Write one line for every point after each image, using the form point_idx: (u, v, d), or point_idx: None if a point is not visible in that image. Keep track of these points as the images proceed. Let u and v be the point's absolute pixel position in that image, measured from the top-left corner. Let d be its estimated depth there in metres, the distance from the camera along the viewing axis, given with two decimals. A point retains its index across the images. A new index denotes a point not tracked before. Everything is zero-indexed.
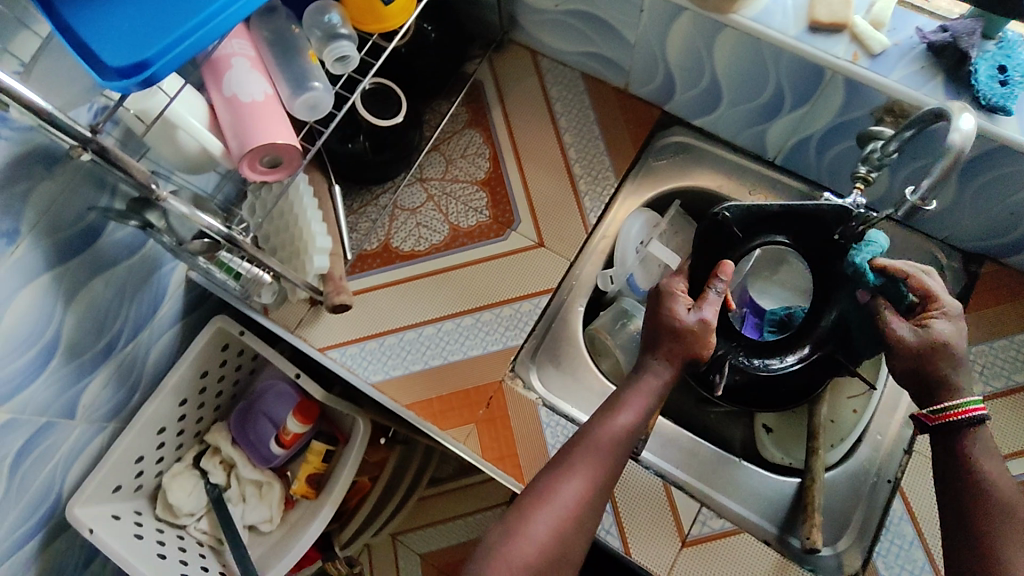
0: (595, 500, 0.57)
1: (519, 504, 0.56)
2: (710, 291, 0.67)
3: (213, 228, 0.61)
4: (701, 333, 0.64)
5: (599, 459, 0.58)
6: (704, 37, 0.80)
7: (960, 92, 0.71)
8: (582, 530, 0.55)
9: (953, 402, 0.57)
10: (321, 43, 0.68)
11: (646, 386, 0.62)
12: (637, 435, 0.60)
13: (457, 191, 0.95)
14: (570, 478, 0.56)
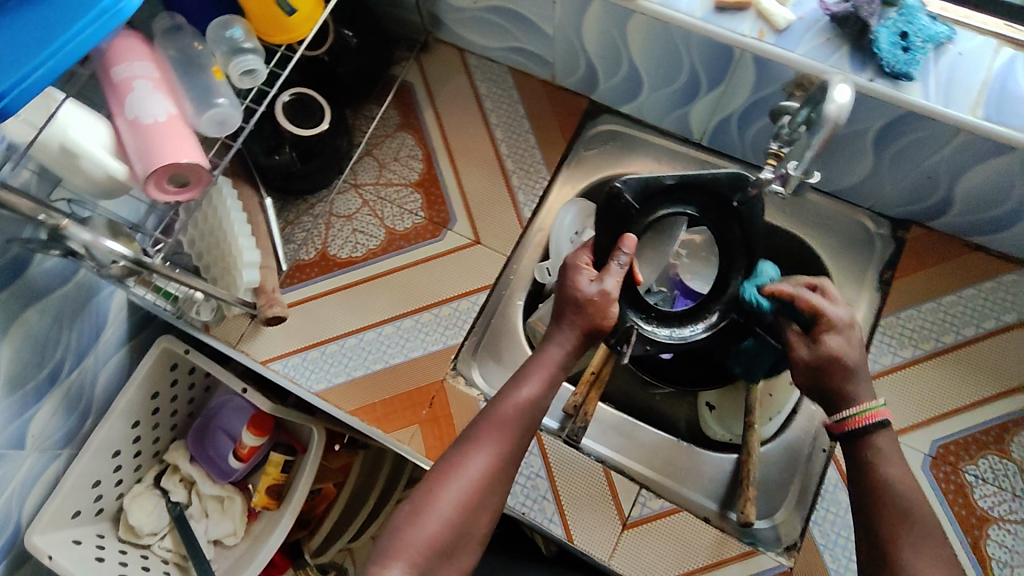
0: (501, 471, 0.60)
1: (429, 479, 0.59)
2: (614, 262, 0.69)
3: (117, 254, 0.62)
4: (601, 303, 0.67)
5: (503, 432, 0.61)
6: (616, 26, 0.80)
7: (865, 63, 0.70)
8: (489, 500, 0.59)
9: (852, 411, 0.62)
10: (226, 57, 0.69)
11: (548, 356, 0.67)
12: (540, 405, 0.64)
13: (392, 194, 0.95)
14: (476, 452, 0.60)
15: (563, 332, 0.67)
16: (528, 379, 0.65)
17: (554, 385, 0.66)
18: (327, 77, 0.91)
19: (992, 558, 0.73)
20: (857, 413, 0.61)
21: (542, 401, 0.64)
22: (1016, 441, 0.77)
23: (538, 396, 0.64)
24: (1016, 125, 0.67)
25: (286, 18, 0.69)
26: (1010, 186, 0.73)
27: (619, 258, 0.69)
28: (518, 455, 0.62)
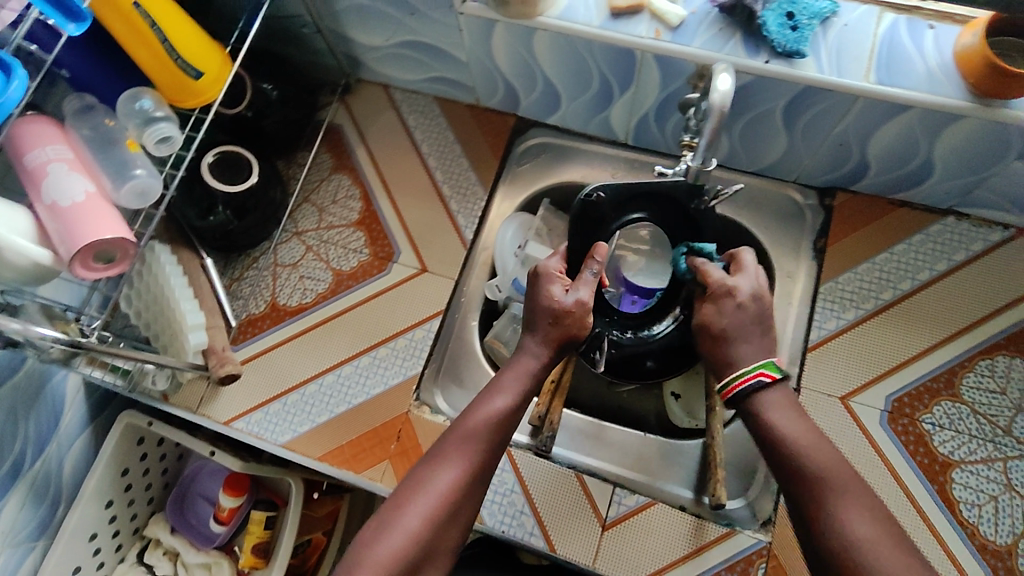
0: (469, 486, 0.60)
1: (395, 498, 0.59)
2: (586, 271, 0.71)
3: (54, 338, 0.62)
4: (578, 313, 0.68)
5: (471, 446, 0.61)
6: (524, 45, 0.81)
7: (759, 46, 0.73)
8: (456, 515, 0.59)
9: (732, 376, 0.62)
10: (140, 129, 0.69)
11: (520, 366, 0.67)
12: (511, 418, 0.64)
13: (334, 237, 0.95)
14: (444, 467, 0.60)
15: (535, 345, 0.68)
16: (499, 392, 0.65)
17: (526, 399, 0.66)
18: (254, 131, 0.92)
19: (959, 501, 0.75)
20: (736, 377, 0.61)
21: (514, 414, 0.64)
22: (965, 384, 0.80)
23: (507, 409, 0.63)
24: (907, 85, 0.69)
25: (195, 82, 0.71)
26: (918, 144, 0.76)
27: (591, 267, 0.71)
28: (487, 470, 0.62)
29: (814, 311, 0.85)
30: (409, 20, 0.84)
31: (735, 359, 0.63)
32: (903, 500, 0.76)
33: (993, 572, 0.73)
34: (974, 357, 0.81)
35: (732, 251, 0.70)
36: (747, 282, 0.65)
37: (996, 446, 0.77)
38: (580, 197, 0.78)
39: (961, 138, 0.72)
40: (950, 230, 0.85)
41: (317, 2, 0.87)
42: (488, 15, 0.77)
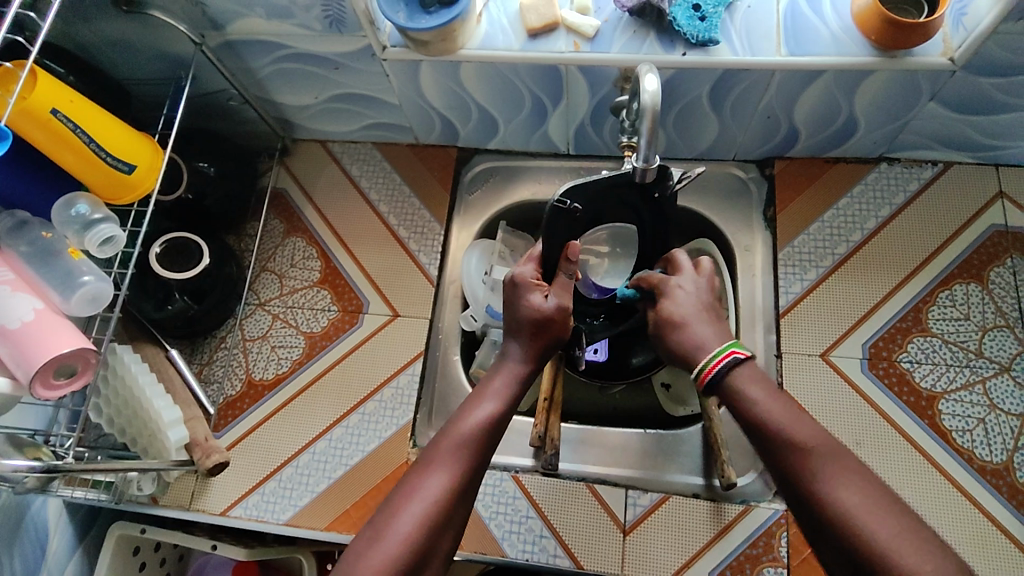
0: (461, 491, 0.57)
1: (387, 506, 0.56)
2: (562, 274, 0.71)
3: (29, 467, 0.58)
4: (560, 317, 0.68)
5: (462, 450, 0.59)
6: (451, 80, 0.82)
7: (673, 40, 0.76)
8: (450, 521, 0.56)
9: (706, 360, 0.61)
10: (80, 235, 0.68)
11: (506, 372, 0.66)
12: (500, 422, 0.62)
13: (300, 300, 0.94)
14: (435, 471, 0.57)
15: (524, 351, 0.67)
16: (486, 396, 0.63)
17: (514, 401, 0.64)
18: (199, 212, 0.90)
19: (950, 430, 0.78)
20: (710, 361, 0.60)
21: (502, 417, 0.62)
22: (932, 317, 0.83)
23: (496, 411, 0.62)
24: (818, 52, 0.73)
25: (129, 176, 0.70)
26: (839, 104, 0.79)
27: (568, 270, 0.71)
28: (478, 475, 0.59)
29: (778, 277, 0.88)
30: (334, 74, 0.85)
31: (709, 341, 0.62)
32: (900, 441, 0.79)
33: (997, 491, 0.76)
34: (934, 290, 0.84)
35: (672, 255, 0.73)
36: (689, 279, 0.69)
37: (972, 370, 0.80)
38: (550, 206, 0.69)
39: (876, 92, 0.76)
40: (885, 175, 0.90)
41: (238, 73, 0.86)
42: (411, 57, 0.78)
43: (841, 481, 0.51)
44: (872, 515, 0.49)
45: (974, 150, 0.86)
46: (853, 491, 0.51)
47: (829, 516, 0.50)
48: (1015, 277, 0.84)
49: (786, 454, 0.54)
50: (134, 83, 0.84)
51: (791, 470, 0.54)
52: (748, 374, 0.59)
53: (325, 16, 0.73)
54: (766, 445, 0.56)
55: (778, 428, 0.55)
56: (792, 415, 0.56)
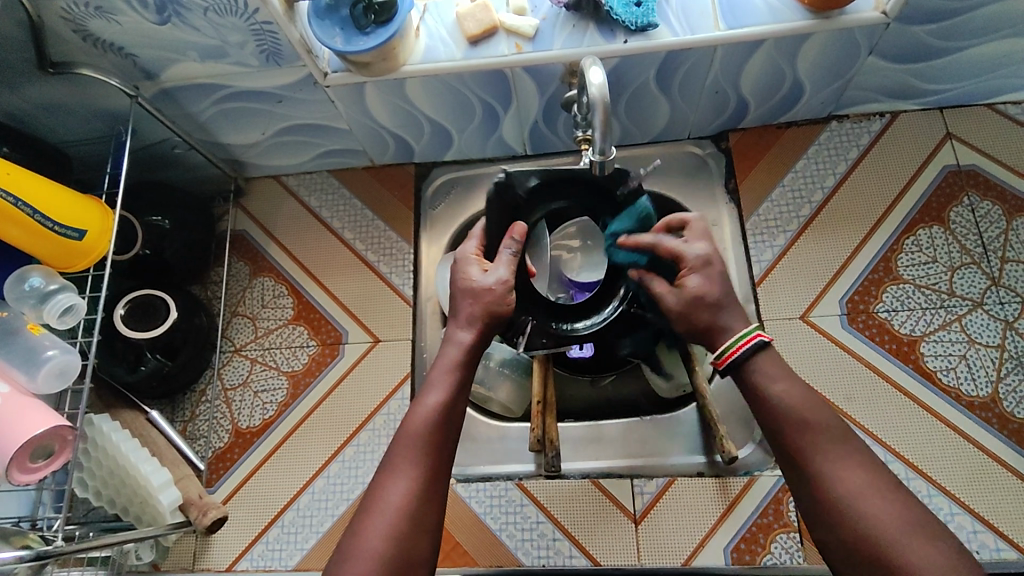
0: (423, 492, 0.56)
1: (354, 523, 0.55)
2: (505, 250, 0.68)
3: (18, 555, 0.56)
4: (499, 288, 0.65)
5: (415, 451, 0.57)
6: (399, 97, 0.82)
7: (613, 29, 0.76)
8: (420, 526, 0.55)
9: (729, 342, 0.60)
10: (37, 308, 0.65)
11: (447, 355, 0.63)
12: (451, 407, 0.60)
13: (276, 340, 0.92)
14: (392, 481, 0.56)
15: (463, 330, 0.64)
16: (431, 386, 0.61)
17: (463, 385, 0.62)
18: (157, 265, 0.87)
19: (936, 371, 0.80)
20: (732, 344, 0.59)
21: (452, 404, 0.60)
22: (901, 265, 0.85)
23: (441, 401, 0.60)
24: (755, 22, 0.74)
25: (79, 242, 0.68)
26: (784, 71, 0.80)
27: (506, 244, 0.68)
28: (440, 472, 0.58)
29: (749, 247, 0.88)
30: (279, 107, 0.83)
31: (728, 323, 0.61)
32: (889, 390, 0.80)
33: (987, 424, 0.77)
34: (900, 238, 0.86)
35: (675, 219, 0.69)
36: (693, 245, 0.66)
37: (947, 310, 0.82)
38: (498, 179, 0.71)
39: (818, 52, 0.77)
40: (837, 133, 0.91)
41: (179, 119, 0.84)
42: (354, 80, 0.77)
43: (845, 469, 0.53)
44: (871, 500, 0.51)
45: (916, 97, 0.88)
46: (856, 474, 0.53)
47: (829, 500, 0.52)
48: (974, 214, 0.86)
49: (802, 435, 0.55)
50: (73, 144, 0.82)
51: (796, 452, 0.55)
52: (761, 360, 0.59)
53: (260, 50, 0.72)
54: (780, 425, 0.56)
55: (793, 411, 0.56)
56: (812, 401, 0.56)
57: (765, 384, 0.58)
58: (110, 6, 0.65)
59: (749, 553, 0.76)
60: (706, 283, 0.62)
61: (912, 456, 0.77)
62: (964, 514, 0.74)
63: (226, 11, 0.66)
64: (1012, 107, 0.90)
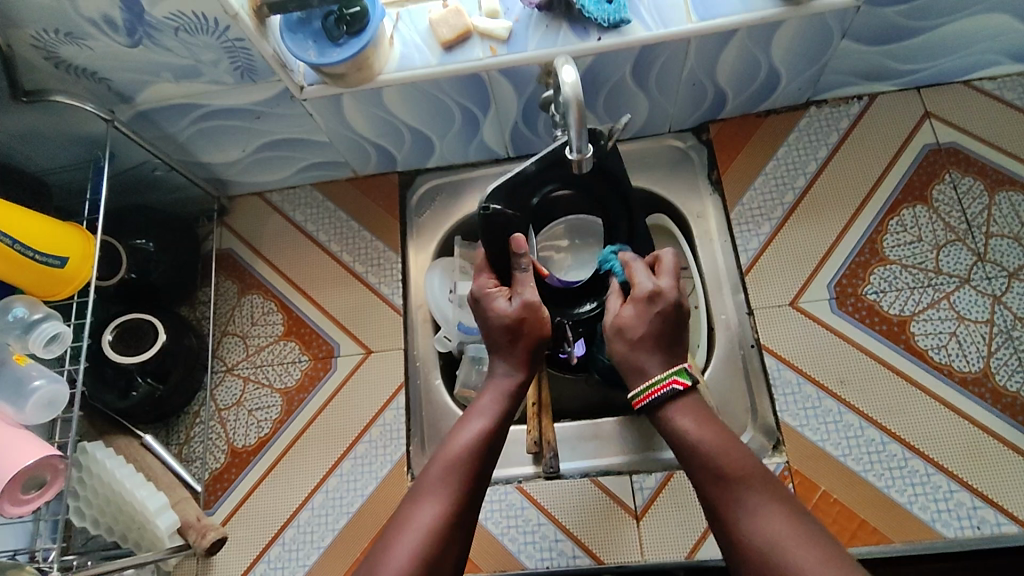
0: (455, 515, 0.57)
1: (384, 537, 0.57)
2: (518, 270, 0.70)
3: None
4: (532, 315, 0.67)
5: (456, 473, 0.59)
6: (377, 106, 0.81)
7: (587, 27, 0.76)
8: (445, 550, 0.56)
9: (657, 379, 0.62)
10: (22, 339, 0.65)
11: (497, 386, 0.66)
12: (493, 435, 0.63)
13: (268, 357, 0.91)
14: (427, 500, 0.58)
15: (507, 361, 0.67)
16: (475, 413, 0.64)
17: (506, 416, 0.65)
18: (145, 289, 0.87)
19: (927, 349, 0.80)
20: (643, 390, 0.62)
21: (496, 433, 0.63)
22: (887, 246, 0.85)
23: (486, 427, 0.62)
24: (726, 12, 0.74)
25: (62, 270, 0.68)
26: (758, 59, 0.81)
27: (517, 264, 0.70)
28: (472, 502, 0.59)
29: (735, 238, 0.88)
30: (257, 124, 0.83)
31: (650, 364, 0.63)
32: (882, 371, 0.80)
33: (981, 399, 0.78)
34: (884, 219, 0.86)
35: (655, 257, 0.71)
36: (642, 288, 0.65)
37: (935, 288, 0.83)
38: (478, 214, 0.69)
39: (791, 39, 0.78)
40: (816, 118, 0.92)
41: (158, 141, 0.84)
42: (330, 92, 0.77)
43: (760, 514, 0.54)
44: (791, 544, 0.52)
45: (892, 78, 0.88)
46: (774, 521, 0.53)
47: (751, 548, 0.53)
48: (956, 191, 0.86)
49: (718, 487, 0.57)
50: (53, 172, 0.82)
51: (719, 506, 0.56)
52: (674, 408, 0.61)
53: (235, 67, 0.72)
54: (699, 474, 0.58)
55: (709, 457, 0.58)
56: (724, 443, 0.58)
57: (680, 430, 0.60)
58: (80, 32, 0.65)
59: None
60: (635, 316, 0.64)
61: (908, 436, 0.77)
62: (963, 491, 0.74)
63: (197, 30, 0.66)
64: (988, 83, 0.90)
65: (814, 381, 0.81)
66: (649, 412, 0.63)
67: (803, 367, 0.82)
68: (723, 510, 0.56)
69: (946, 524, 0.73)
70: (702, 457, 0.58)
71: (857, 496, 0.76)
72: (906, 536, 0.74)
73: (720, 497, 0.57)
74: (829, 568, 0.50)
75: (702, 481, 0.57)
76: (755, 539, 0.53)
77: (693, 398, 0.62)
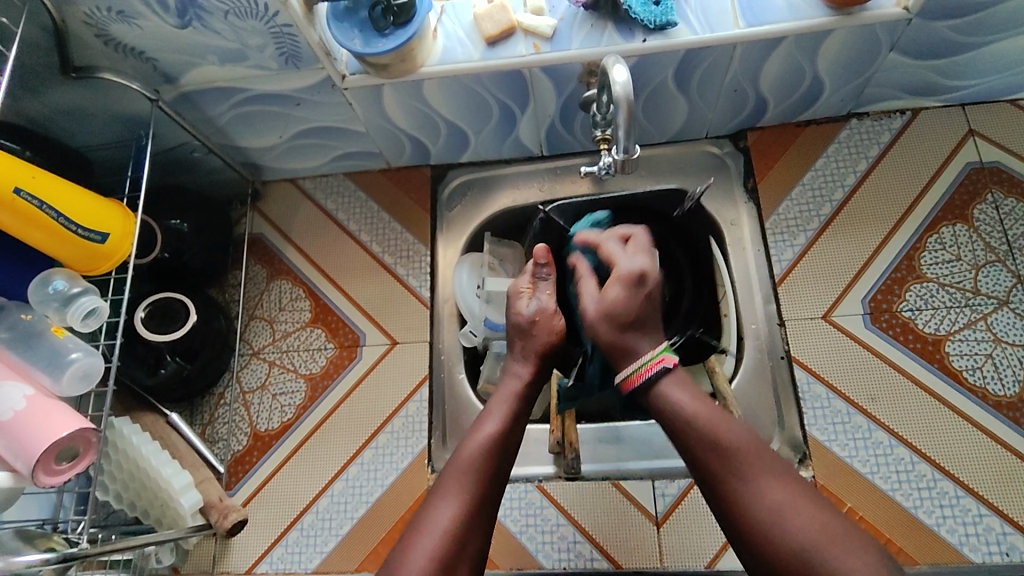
0: (472, 518, 0.58)
1: (399, 541, 0.57)
2: (542, 279, 0.74)
3: (42, 557, 0.55)
4: (545, 322, 0.70)
5: (471, 477, 0.59)
6: (417, 99, 0.82)
7: (632, 28, 0.75)
8: (465, 552, 0.57)
9: (633, 368, 0.63)
10: (61, 311, 0.66)
11: (509, 385, 0.68)
12: (508, 436, 0.63)
13: (294, 343, 0.92)
14: (444, 502, 0.58)
15: (521, 363, 0.69)
16: (490, 413, 0.64)
17: (519, 416, 0.65)
18: (178, 269, 0.88)
19: (961, 370, 0.79)
20: (637, 368, 0.63)
21: (508, 434, 0.63)
22: (924, 263, 0.84)
23: (501, 429, 0.63)
24: (775, 19, 0.73)
25: (102, 245, 0.68)
26: (803, 69, 0.80)
27: (541, 273, 0.74)
28: (489, 503, 0.60)
29: (769, 248, 0.88)
30: (297, 111, 0.83)
31: (639, 349, 0.64)
32: (914, 390, 0.79)
33: (1014, 423, 0.76)
34: (922, 236, 0.85)
35: (626, 232, 0.74)
36: (627, 263, 0.69)
37: (973, 308, 0.81)
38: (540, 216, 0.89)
39: (839, 49, 0.76)
40: (857, 131, 0.91)
41: (198, 123, 0.84)
42: (373, 82, 0.77)
43: (765, 484, 0.54)
44: (790, 512, 0.53)
45: (937, 93, 0.87)
46: (776, 491, 0.54)
47: (748, 521, 0.54)
48: (998, 211, 0.85)
49: (715, 460, 0.57)
50: (93, 149, 0.83)
51: (717, 479, 0.56)
52: (668, 383, 0.62)
53: (280, 53, 0.72)
54: (694, 449, 0.58)
55: (700, 432, 0.58)
56: (716, 418, 0.59)
57: (670, 405, 0.60)
58: (132, 10, 0.65)
59: None
60: (624, 297, 0.66)
61: (939, 457, 0.76)
62: (993, 516, 0.73)
63: (247, 14, 0.66)
64: None
65: (844, 396, 0.80)
66: (638, 396, 0.64)
67: (833, 381, 0.81)
68: (717, 488, 0.56)
69: (973, 548, 0.72)
70: (687, 433, 0.59)
71: (884, 515, 0.75)
72: (933, 558, 0.72)
73: (719, 476, 0.56)
74: (826, 534, 0.51)
75: (698, 453, 0.58)
76: (755, 511, 0.54)
77: (683, 373, 0.63)
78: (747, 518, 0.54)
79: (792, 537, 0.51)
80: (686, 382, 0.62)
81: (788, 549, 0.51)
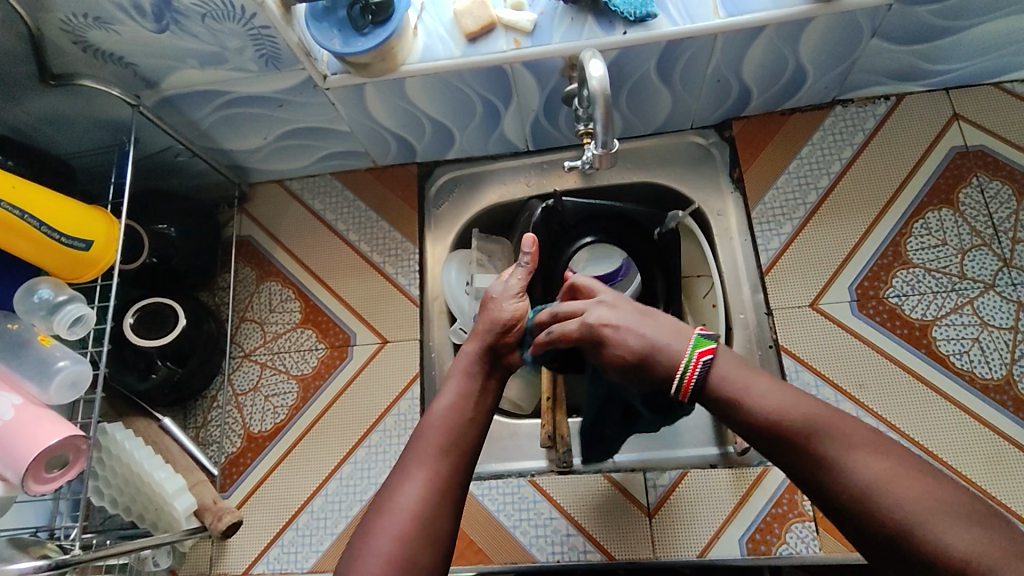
0: (437, 494, 0.56)
1: (366, 523, 0.56)
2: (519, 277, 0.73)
3: (35, 565, 0.55)
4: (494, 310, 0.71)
5: (432, 454, 0.59)
6: (399, 97, 0.81)
7: (612, 21, 0.75)
8: (434, 530, 0.55)
9: (683, 369, 0.56)
10: (47, 320, 0.66)
11: (460, 364, 0.67)
12: (466, 410, 0.63)
13: (285, 344, 0.92)
14: (408, 481, 0.57)
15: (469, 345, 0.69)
16: (444, 390, 0.65)
17: (476, 390, 0.65)
18: (166, 273, 0.88)
19: (948, 355, 0.79)
20: (686, 371, 0.56)
21: (464, 409, 0.63)
22: (910, 249, 0.84)
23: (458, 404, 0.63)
24: (755, 8, 0.73)
25: (87, 252, 0.68)
26: (785, 57, 0.79)
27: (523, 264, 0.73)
28: (458, 478, 0.58)
29: (756, 237, 0.88)
30: (280, 113, 0.83)
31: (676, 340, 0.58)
32: (901, 375, 0.79)
33: (1002, 406, 0.76)
34: (908, 221, 0.85)
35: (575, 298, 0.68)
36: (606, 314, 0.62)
37: (959, 292, 0.81)
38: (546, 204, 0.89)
39: (820, 36, 0.76)
40: (841, 118, 0.91)
41: (181, 127, 0.84)
42: (354, 82, 0.77)
43: (857, 452, 0.48)
44: (891, 484, 0.46)
45: (920, 78, 0.87)
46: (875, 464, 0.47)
47: (843, 493, 0.47)
48: (984, 195, 0.85)
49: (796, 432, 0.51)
50: (77, 156, 0.83)
51: (801, 453, 0.50)
52: (723, 368, 0.56)
53: (259, 55, 0.71)
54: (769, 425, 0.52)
55: (777, 407, 0.52)
56: (798, 396, 0.52)
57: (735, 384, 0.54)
58: (108, 16, 0.65)
59: (764, 543, 0.75)
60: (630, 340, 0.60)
61: (927, 442, 0.76)
62: None
63: (224, 17, 0.65)
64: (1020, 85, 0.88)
65: (833, 383, 0.80)
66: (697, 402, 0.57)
67: (821, 368, 0.81)
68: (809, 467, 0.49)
69: None
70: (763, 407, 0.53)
71: None
72: None
73: (807, 450, 0.50)
74: (938, 505, 0.44)
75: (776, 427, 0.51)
76: (850, 481, 0.47)
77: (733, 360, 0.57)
78: (840, 490, 0.47)
79: (895, 506, 0.45)
80: (749, 370, 0.55)
81: (891, 519, 0.44)
